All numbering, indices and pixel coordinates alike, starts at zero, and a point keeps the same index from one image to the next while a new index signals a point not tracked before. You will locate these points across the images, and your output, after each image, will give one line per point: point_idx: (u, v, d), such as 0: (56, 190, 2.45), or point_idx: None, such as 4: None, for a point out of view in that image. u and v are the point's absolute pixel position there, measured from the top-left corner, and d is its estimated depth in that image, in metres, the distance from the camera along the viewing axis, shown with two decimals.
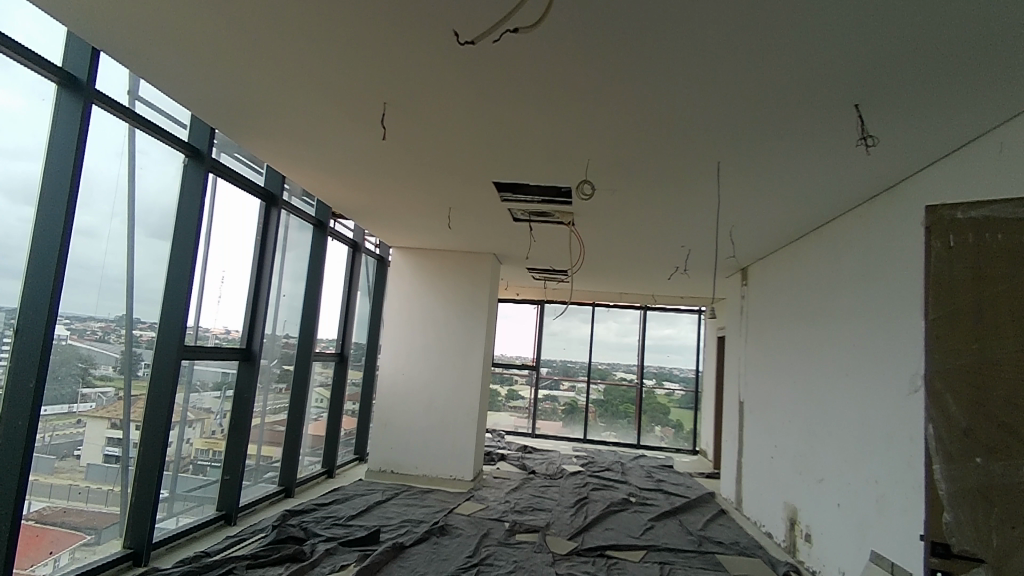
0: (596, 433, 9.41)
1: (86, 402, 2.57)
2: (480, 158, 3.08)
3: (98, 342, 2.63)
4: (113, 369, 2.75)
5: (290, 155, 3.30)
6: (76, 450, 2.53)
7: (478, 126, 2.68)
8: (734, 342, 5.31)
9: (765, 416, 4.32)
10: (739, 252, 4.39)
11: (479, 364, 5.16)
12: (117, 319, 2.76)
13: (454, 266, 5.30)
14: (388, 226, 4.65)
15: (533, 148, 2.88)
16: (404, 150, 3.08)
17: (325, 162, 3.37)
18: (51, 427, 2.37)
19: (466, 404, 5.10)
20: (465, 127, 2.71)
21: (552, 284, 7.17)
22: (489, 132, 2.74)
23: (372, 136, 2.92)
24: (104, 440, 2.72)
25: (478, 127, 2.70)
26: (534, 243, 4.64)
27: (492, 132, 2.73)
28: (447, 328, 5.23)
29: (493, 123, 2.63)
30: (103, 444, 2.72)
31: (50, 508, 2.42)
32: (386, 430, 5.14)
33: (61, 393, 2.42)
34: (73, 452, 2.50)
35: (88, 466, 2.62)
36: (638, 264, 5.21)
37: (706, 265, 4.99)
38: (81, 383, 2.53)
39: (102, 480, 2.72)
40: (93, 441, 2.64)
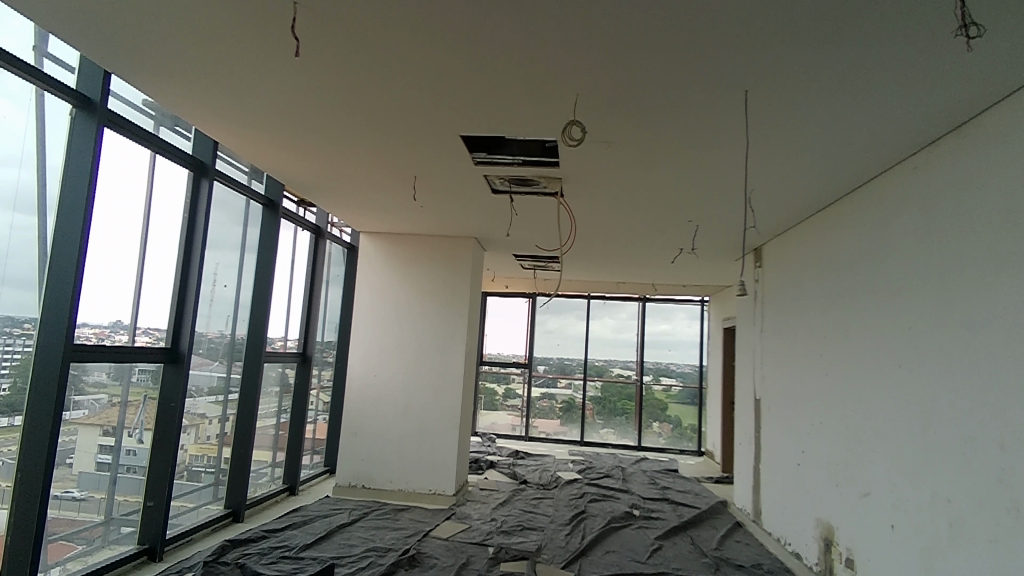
0: (593, 436, 8.83)
1: (77, 410, 2.55)
2: (443, 108, 2.46)
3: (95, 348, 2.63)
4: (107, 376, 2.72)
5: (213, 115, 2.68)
6: (69, 458, 2.51)
7: (438, 63, 2.08)
8: (747, 330, 4.71)
9: (790, 417, 3.72)
10: (758, 225, 3.78)
11: (459, 363, 4.56)
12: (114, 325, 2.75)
13: (430, 252, 4.70)
14: (351, 204, 4.03)
15: (508, 92, 2.26)
16: (348, 99, 2.44)
17: (255, 120, 2.75)
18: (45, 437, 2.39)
19: (447, 408, 4.50)
20: (422, 66, 2.11)
21: (543, 274, 6.55)
22: (453, 71, 2.12)
23: (306, 82, 2.31)
24: (95, 448, 2.67)
25: (439, 65, 2.09)
26: (519, 221, 4.04)
27: (455, 70, 2.11)
28: (424, 323, 4.63)
29: (456, 58, 2.02)
30: (97, 451, 2.68)
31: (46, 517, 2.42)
32: (356, 439, 4.53)
33: (54, 399, 2.43)
34: (64, 461, 2.48)
35: (79, 474, 2.58)
36: (640, 245, 4.61)
37: (716, 245, 4.40)
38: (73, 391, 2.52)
39: (93, 488, 2.67)
40: (84, 449, 2.60)
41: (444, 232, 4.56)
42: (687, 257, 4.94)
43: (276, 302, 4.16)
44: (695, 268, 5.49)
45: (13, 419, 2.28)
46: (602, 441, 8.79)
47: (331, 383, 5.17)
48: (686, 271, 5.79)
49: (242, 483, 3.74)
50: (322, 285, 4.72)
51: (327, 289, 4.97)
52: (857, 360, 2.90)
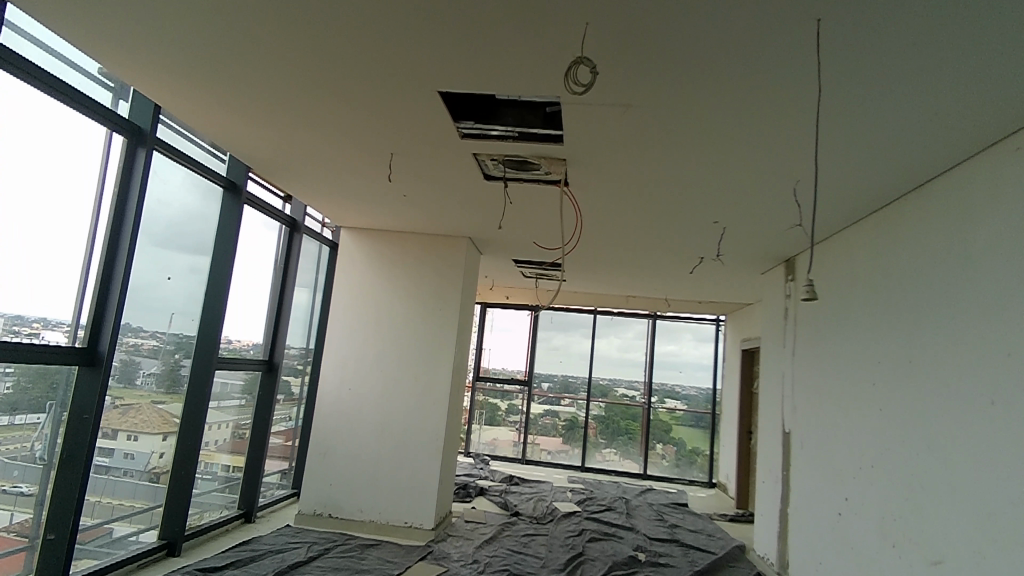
0: (595, 460, 8.22)
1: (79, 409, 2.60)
2: (415, 68, 1.94)
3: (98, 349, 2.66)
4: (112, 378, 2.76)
5: (139, 74, 2.17)
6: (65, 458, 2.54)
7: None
8: (774, 352, 4.14)
9: (829, 457, 3.14)
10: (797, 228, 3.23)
11: (445, 377, 4.02)
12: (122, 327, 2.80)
13: (418, 252, 4.18)
14: (325, 193, 3.53)
15: (496, 43, 1.75)
16: (295, 54, 1.93)
17: (189, 83, 2.25)
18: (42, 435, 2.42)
19: (429, 428, 3.96)
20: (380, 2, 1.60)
21: (545, 283, 6.02)
22: (421, 9, 1.61)
23: (240, 28, 1.80)
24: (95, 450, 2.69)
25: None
26: (516, 215, 3.51)
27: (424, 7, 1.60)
28: (408, 331, 4.10)
29: None
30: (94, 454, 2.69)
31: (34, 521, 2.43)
32: (325, 460, 3.98)
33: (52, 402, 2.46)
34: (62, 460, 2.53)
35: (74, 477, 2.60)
36: (655, 250, 4.07)
37: (743, 252, 3.85)
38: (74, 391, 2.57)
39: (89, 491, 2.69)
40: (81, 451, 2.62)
41: (434, 228, 4.04)
42: (707, 266, 4.40)
43: (234, 301, 3.64)
44: (715, 280, 4.94)
45: (13, 419, 2.27)
46: (603, 467, 8.17)
47: (301, 395, 4.64)
48: (703, 284, 5.24)
49: (180, 509, 3.21)
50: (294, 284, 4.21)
51: (301, 290, 4.46)
52: (927, 395, 2.34)
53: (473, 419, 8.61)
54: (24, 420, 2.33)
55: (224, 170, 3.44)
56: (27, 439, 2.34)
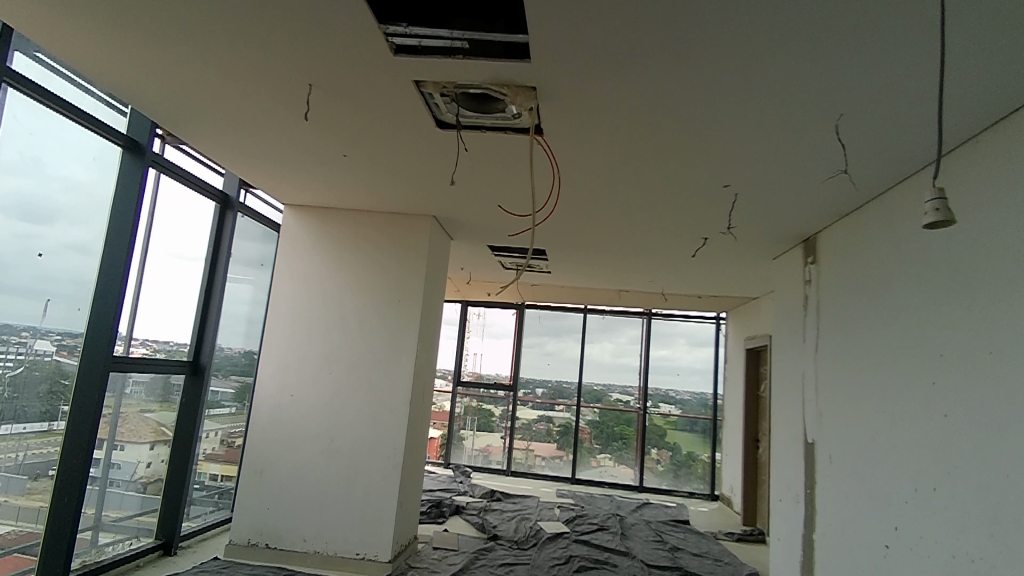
0: (587, 468, 7.60)
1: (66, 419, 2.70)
2: None
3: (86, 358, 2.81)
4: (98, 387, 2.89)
5: None
6: (50, 469, 2.61)
7: None
8: (791, 349, 3.54)
9: (868, 475, 2.54)
10: (824, 191, 2.64)
11: (406, 380, 3.39)
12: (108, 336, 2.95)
13: (375, 232, 3.55)
14: (253, 158, 2.92)
15: None
16: None
17: None
18: (28, 446, 2.47)
19: (386, 442, 3.33)
20: None
21: (529, 276, 5.42)
22: None
23: None
24: None
25: None
26: (483, 180, 2.91)
27: None
28: (362, 327, 3.47)
29: None
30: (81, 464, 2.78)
31: (17, 532, 2.46)
32: (263, 481, 3.35)
33: (43, 410, 2.55)
34: (46, 472, 2.59)
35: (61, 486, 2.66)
36: (649, 227, 3.48)
37: (754, 226, 3.26)
38: (62, 401, 2.66)
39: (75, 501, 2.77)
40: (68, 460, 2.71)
41: (391, 205, 3.43)
42: (711, 248, 3.81)
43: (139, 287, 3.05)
44: (718, 268, 4.35)
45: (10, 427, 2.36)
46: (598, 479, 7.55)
47: (236, 402, 4.04)
48: (704, 274, 4.65)
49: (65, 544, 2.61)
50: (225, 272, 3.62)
51: (234, 279, 3.86)
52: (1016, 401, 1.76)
53: (464, 426, 7.96)
54: (13, 429, 2.37)
55: (125, 126, 2.87)
56: (14, 449, 2.39)
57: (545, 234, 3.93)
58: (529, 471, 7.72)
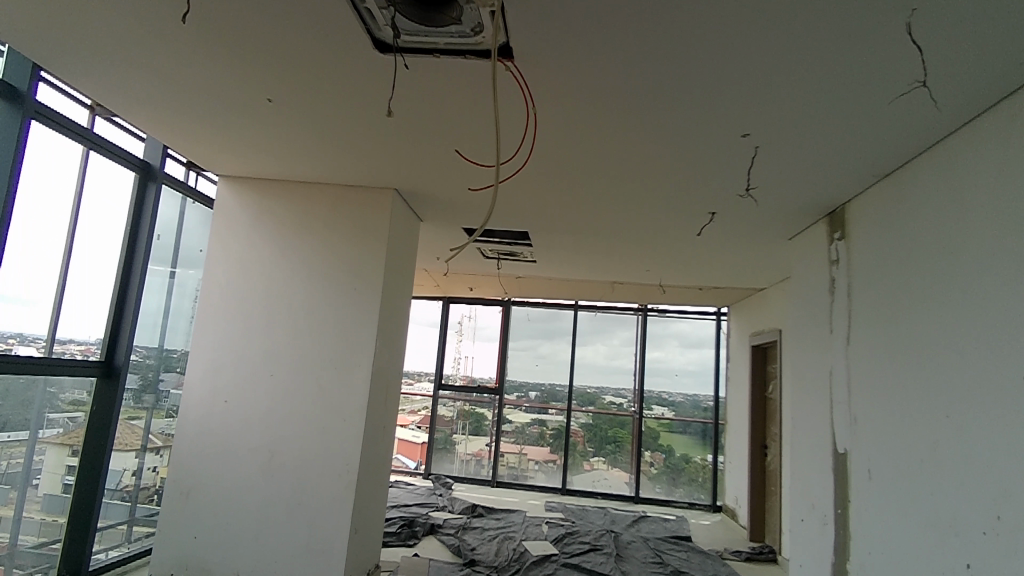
0: (581, 471, 7.10)
1: (53, 426, 2.80)
2: None
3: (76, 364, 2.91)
4: (84, 394, 3.00)
5: None
6: (36, 478, 2.70)
7: None
8: (813, 339, 3.03)
9: (926, 493, 2.03)
10: (870, 134, 2.12)
11: (362, 382, 2.84)
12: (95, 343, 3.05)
13: (326, 208, 3.00)
14: (165, 112, 2.39)
15: None
16: None
17: None
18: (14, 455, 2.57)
19: (337, 455, 2.79)
20: None
21: (512, 266, 4.90)
22: None
23: None
24: (64, 469, 2.88)
25: None
26: (446, 134, 2.38)
27: None
28: (310, 319, 2.91)
29: None
30: (64, 472, 2.88)
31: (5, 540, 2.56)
32: (190, 503, 2.80)
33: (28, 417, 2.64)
34: (32, 480, 2.68)
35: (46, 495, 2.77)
36: (649, 194, 2.96)
37: (775, 189, 2.74)
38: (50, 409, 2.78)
39: (59, 511, 2.87)
40: (53, 470, 2.80)
41: (343, 172, 2.89)
42: (720, 224, 3.30)
43: (22, 269, 2.51)
44: (725, 251, 3.84)
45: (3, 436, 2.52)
46: (592, 486, 7.03)
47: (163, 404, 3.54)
48: (709, 260, 4.14)
49: None
50: (146, 250, 3.18)
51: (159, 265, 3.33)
52: None
53: (457, 429, 7.43)
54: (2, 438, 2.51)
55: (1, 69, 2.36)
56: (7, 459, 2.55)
57: (526, 209, 3.41)
58: (521, 478, 7.18)
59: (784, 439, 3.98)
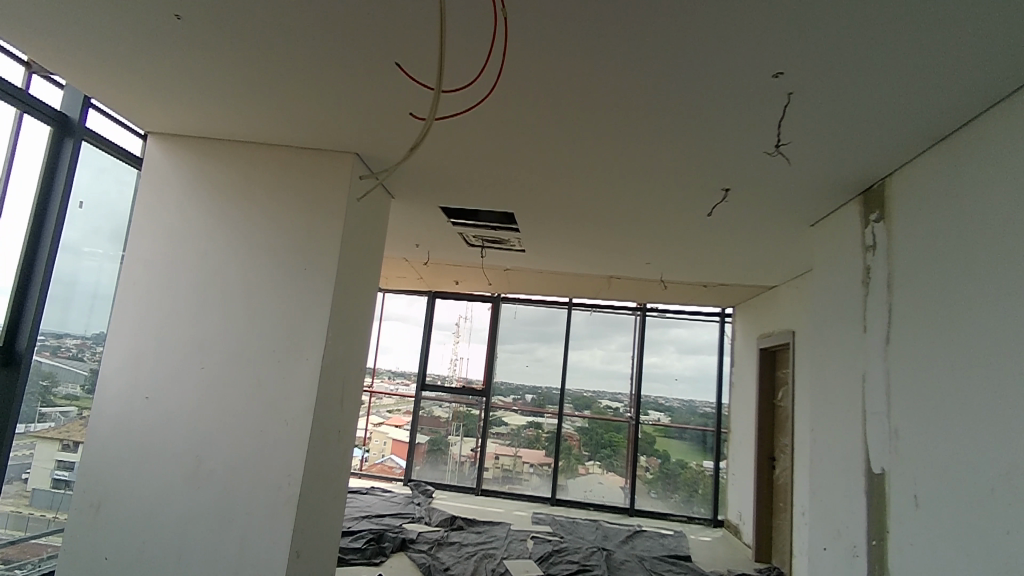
0: (575, 476, 6.67)
1: (44, 421, 2.85)
2: None
3: (72, 359, 2.96)
4: (79, 389, 3.04)
5: None
6: (24, 474, 2.78)
7: None
8: (840, 339, 2.60)
9: (996, 531, 1.61)
10: (931, 78, 1.70)
11: (310, 376, 2.41)
12: (93, 338, 3.10)
13: (274, 172, 2.57)
14: (64, 46, 1.97)
15: None
16: None
17: None
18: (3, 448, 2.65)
19: (276, 466, 2.36)
20: None
21: (498, 257, 4.47)
22: None
23: None
24: (54, 463, 2.93)
25: None
26: (406, 77, 1.95)
27: None
28: (250, 301, 2.48)
29: None
30: (54, 467, 2.93)
31: None
32: (102, 517, 2.36)
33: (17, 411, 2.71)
34: (19, 475, 2.76)
35: (33, 491, 2.84)
36: (652, 164, 2.53)
37: (800, 159, 2.31)
38: (41, 403, 2.82)
39: (46, 507, 2.92)
40: (42, 465, 2.86)
41: (294, 131, 2.46)
42: (733, 205, 2.88)
43: None
44: (737, 240, 3.41)
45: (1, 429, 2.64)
46: (586, 492, 6.61)
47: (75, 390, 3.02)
48: (718, 251, 3.71)
49: None
50: (56, 220, 2.71)
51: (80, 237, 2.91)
52: None
53: (452, 431, 6.97)
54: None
55: None
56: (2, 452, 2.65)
57: (511, 184, 2.98)
58: (516, 481, 6.75)
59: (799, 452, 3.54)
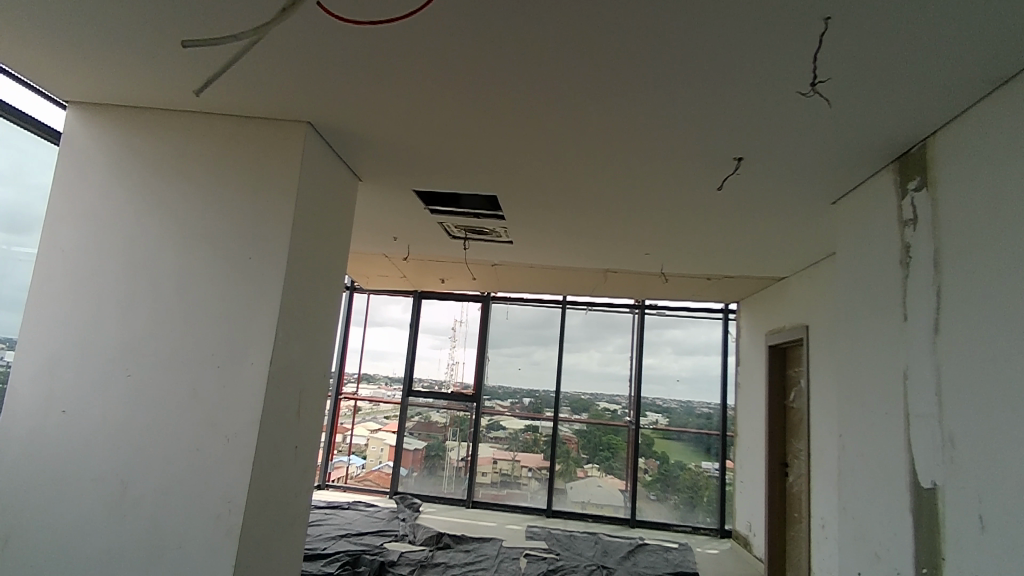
0: (575, 480, 6.29)
1: None
2: None
3: None
4: None
5: None
6: None
7: None
8: (873, 331, 2.25)
9: None
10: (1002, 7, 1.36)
11: (255, 385, 2.04)
12: None
13: (215, 146, 2.20)
14: None
15: None
16: None
17: None
18: None
19: (216, 491, 2.00)
20: None
21: (484, 250, 4.11)
22: None
23: None
24: None
25: None
26: (351, 22, 1.59)
27: None
28: (186, 298, 2.11)
29: None
30: None
31: None
32: (10, 559, 1.99)
33: None
34: None
35: None
36: (653, 132, 2.18)
37: (826, 118, 1.97)
38: None
39: None
40: None
41: (232, 96, 2.09)
42: (743, 180, 2.54)
43: None
44: (747, 224, 3.07)
45: None
46: (584, 499, 6.23)
47: None
48: (724, 238, 3.37)
49: None
50: None
51: None
52: None
53: (448, 437, 6.59)
54: None
55: None
56: None
57: (493, 163, 2.62)
58: (515, 486, 6.38)
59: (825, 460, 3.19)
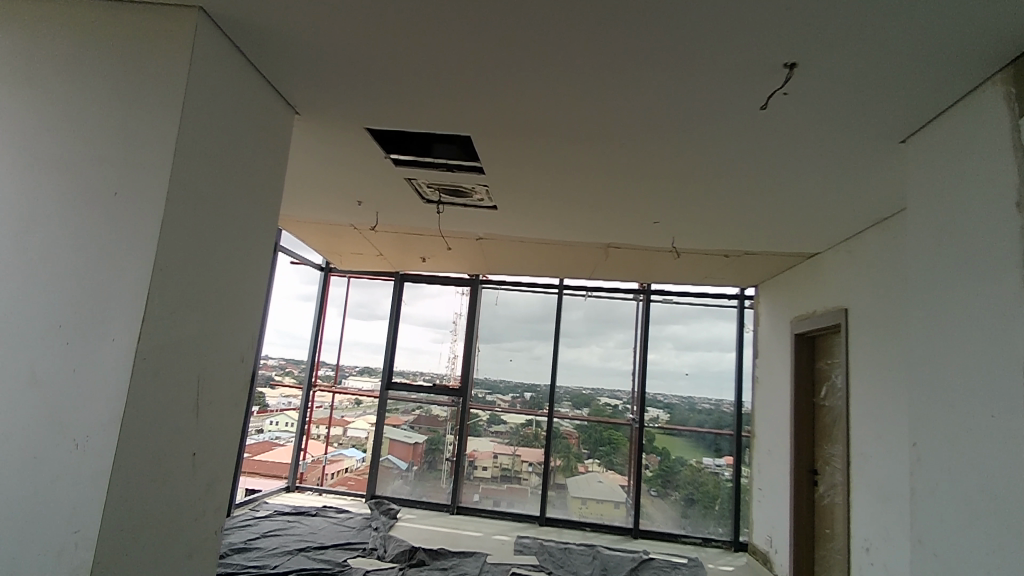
0: (574, 477, 5.72)
1: None
2: None
3: None
4: None
5: None
6: None
7: None
8: (971, 306, 1.66)
9: None
10: None
11: (118, 370, 1.47)
12: None
13: (77, 46, 1.61)
14: None
15: None
16: None
17: None
18: None
19: (59, 520, 1.42)
20: None
21: (467, 220, 3.53)
22: None
23: None
24: None
25: None
26: None
27: None
28: (28, 249, 1.52)
29: None
30: None
31: None
32: None
33: None
34: None
35: None
36: (674, 35, 1.58)
37: (928, 1, 1.37)
38: None
39: None
40: None
41: None
42: (788, 112, 1.94)
43: None
44: (783, 179, 2.47)
45: None
46: (585, 496, 5.65)
47: None
48: (752, 201, 2.77)
49: None
50: None
51: None
52: None
53: (449, 429, 6.02)
54: None
55: None
56: None
57: (463, 92, 2.03)
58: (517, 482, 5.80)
59: (882, 472, 2.60)
